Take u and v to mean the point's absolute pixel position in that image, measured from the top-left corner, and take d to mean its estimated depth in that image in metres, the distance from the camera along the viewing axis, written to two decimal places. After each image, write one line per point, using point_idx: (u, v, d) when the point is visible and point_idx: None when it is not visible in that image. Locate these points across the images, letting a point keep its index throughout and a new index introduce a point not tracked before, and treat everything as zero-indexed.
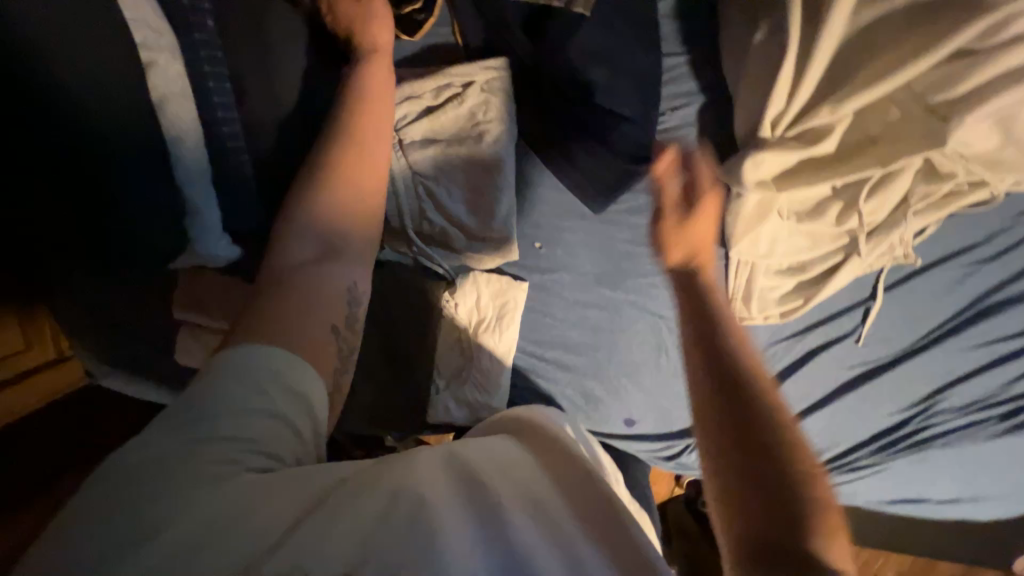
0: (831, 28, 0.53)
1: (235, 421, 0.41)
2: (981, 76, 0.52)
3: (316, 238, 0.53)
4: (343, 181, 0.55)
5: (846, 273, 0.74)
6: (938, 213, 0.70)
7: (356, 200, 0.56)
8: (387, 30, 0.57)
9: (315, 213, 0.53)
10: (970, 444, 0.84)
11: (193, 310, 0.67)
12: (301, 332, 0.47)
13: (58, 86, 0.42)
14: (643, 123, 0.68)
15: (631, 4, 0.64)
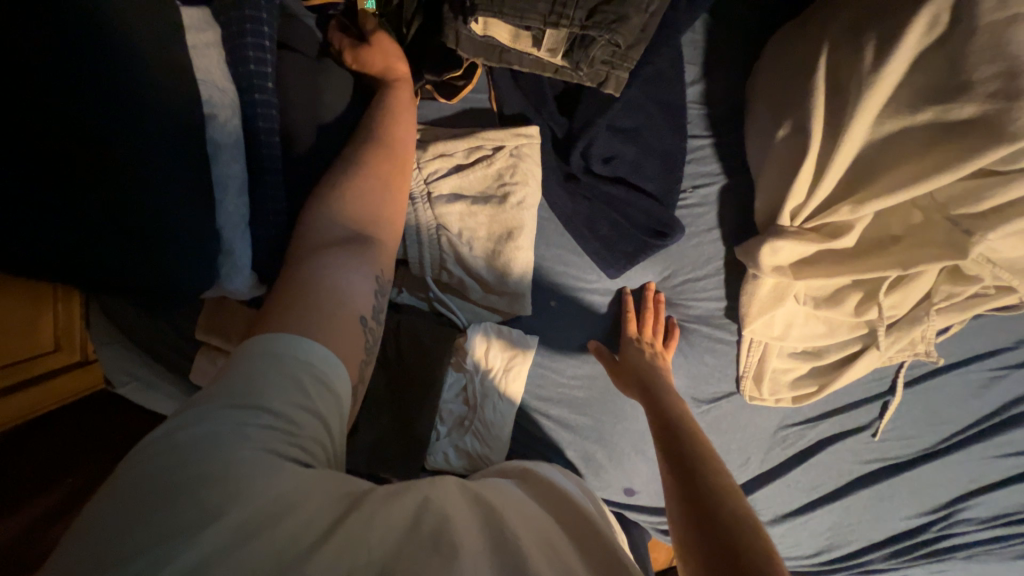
0: (854, 132, 0.52)
1: (274, 412, 0.39)
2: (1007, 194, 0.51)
3: (344, 225, 0.55)
4: (373, 173, 0.58)
5: (863, 365, 0.72)
6: (960, 313, 0.69)
7: (385, 191, 0.59)
8: (403, 62, 0.65)
9: (343, 204, 0.55)
10: (993, 559, 0.79)
11: (215, 334, 0.71)
12: (327, 317, 0.47)
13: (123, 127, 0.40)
14: (663, 198, 0.70)
15: (661, 87, 0.67)
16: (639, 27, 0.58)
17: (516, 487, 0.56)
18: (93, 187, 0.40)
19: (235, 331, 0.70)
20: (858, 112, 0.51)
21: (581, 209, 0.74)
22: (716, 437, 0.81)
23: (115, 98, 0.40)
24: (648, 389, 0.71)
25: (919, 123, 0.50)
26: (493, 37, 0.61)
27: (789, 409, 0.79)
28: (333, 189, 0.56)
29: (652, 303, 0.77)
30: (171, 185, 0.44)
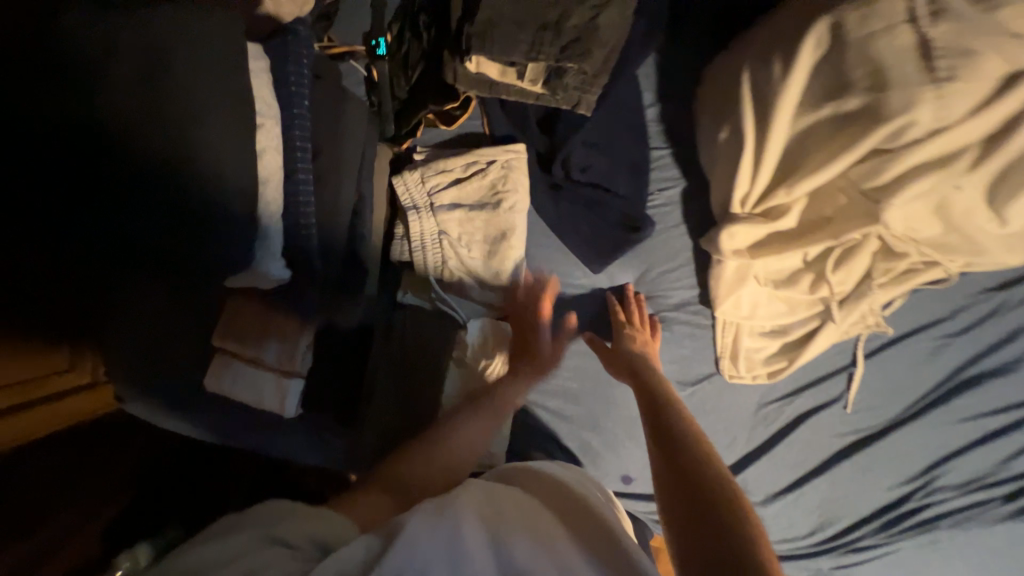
0: (776, 130, 0.66)
1: (268, 522, 0.47)
2: (901, 165, 0.60)
3: (414, 475, 0.63)
4: (450, 441, 0.69)
5: (823, 338, 0.81)
6: (897, 284, 0.79)
7: (443, 472, 0.66)
8: (546, 346, 0.83)
9: (419, 457, 0.66)
10: (977, 526, 0.83)
11: (232, 339, 0.71)
12: (371, 507, 0.56)
13: (173, 109, 0.44)
14: (634, 200, 0.83)
15: (624, 108, 0.81)
16: (602, 59, 0.73)
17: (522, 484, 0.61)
18: (146, 176, 0.44)
19: (262, 329, 0.72)
20: (777, 114, 0.65)
21: (564, 212, 0.85)
22: (702, 418, 0.87)
23: (152, 87, 0.43)
24: (637, 376, 0.78)
25: (827, 118, 0.62)
26: (485, 73, 0.76)
27: (765, 388, 0.86)
28: (419, 449, 0.68)
29: (635, 301, 0.86)
30: (214, 171, 0.48)
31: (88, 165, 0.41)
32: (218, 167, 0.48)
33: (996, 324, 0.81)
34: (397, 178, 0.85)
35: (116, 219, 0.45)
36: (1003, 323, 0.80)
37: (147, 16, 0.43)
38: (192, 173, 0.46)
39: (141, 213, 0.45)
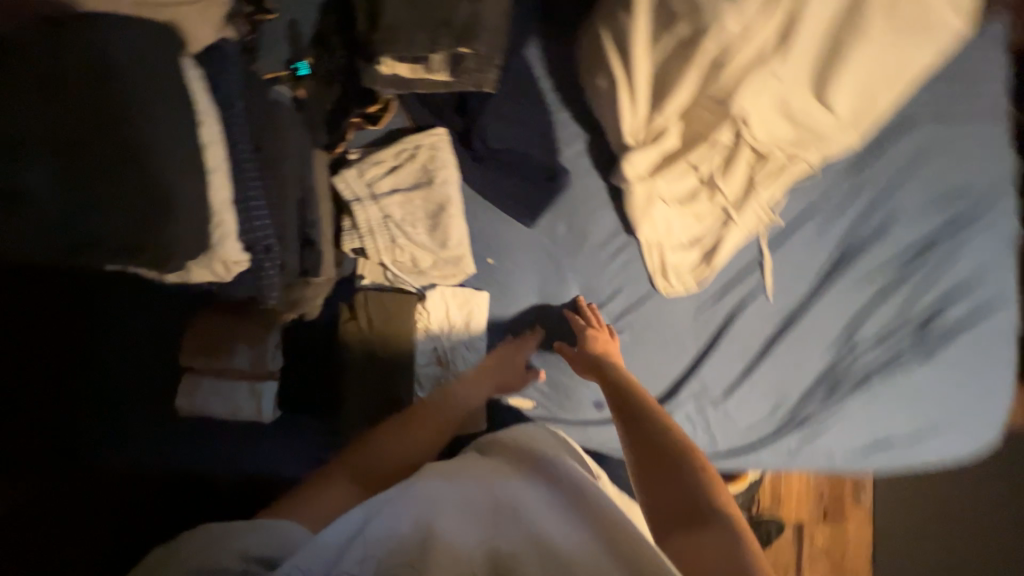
0: (637, 69, 0.82)
1: (218, 546, 0.57)
2: (732, 72, 0.77)
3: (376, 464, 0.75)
4: (405, 429, 0.82)
5: (730, 238, 0.94)
6: (776, 180, 0.94)
7: (403, 456, 0.78)
8: (517, 374, 0.96)
9: (381, 445, 0.79)
10: (901, 370, 0.95)
11: (197, 353, 0.86)
12: (329, 498, 0.68)
13: (126, 101, 0.56)
14: (547, 157, 0.96)
15: (522, 84, 0.95)
16: (491, 42, 0.88)
17: (493, 475, 0.69)
18: (111, 154, 0.56)
19: (217, 339, 0.86)
20: (634, 55, 0.81)
21: (491, 178, 0.96)
22: (651, 333, 0.97)
23: (112, 87, 0.56)
24: (602, 374, 0.88)
25: (670, 49, 0.79)
26: (399, 73, 0.89)
27: (699, 295, 0.97)
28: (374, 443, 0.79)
29: (590, 313, 0.96)
30: (164, 150, 0.59)
31: (76, 146, 0.56)
32: (168, 146, 0.59)
33: (862, 199, 0.96)
34: (336, 176, 0.93)
35: (90, 195, 0.57)
36: (868, 197, 0.96)
37: (105, 33, 0.56)
38: (145, 151, 0.58)
39: (110, 184, 0.57)
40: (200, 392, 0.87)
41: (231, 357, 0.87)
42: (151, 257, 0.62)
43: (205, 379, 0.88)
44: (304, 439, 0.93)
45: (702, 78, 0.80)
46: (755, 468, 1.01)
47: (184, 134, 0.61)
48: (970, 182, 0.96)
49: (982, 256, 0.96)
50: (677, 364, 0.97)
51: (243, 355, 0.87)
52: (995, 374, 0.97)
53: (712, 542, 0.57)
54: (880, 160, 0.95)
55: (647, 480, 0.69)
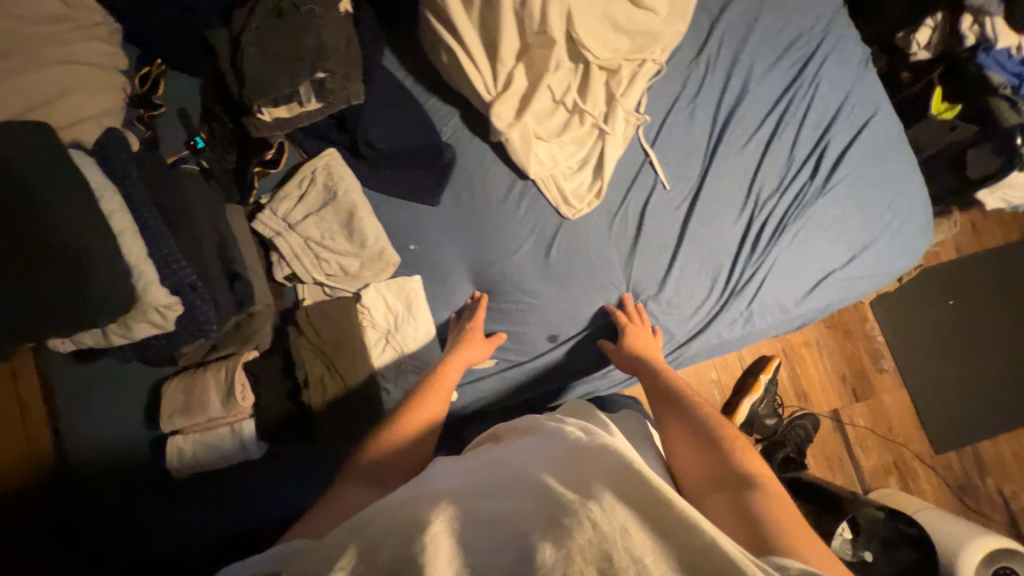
0: (465, 34, 0.93)
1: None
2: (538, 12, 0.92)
3: (378, 463, 0.73)
4: (400, 424, 0.80)
5: (612, 147, 1.02)
6: (631, 86, 1.03)
7: (408, 441, 0.77)
8: (476, 345, 0.96)
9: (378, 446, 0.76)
10: (809, 209, 1.00)
11: (174, 415, 0.94)
12: (341, 504, 0.65)
13: (31, 187, 0.67)
14: (430, 140, 1.06)
15: (388, 89, 1.07)
16: (343, 61, 0.99)
17: (511, 452, 0.61)
18: (28, 231, 0.67)
19: (186, 397, 0.94)
20: (457, 24, 0.92)
21: (387, 175, 1.05)
22: (576, 258, 1.02)
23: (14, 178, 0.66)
24: (643, 368, 0.91)
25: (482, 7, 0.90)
26: (279, 116, 1.02)
27: (606, 208, 1.03)
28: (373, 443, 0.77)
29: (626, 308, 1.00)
30: (71, 221, 0.69)
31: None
32: (74, 216, 0.70)
33: (714, 75, 1.06)
34: (255, 222, 1.03)
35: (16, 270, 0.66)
36: (717, 72, 1.06)
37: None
38: (57, 223, 0.68)
39: (33, 257, 0.67)
40: (183, 450, 0.94)
41: (206, 407, 0.93)
42: (82, 317, 0.71)
43: (186, 435, 0.94)
44: (295, 466, 0.98)
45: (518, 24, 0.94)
46: (719, 345, 1.04)
47: (86, 205, 0.71)
48: (799, 30, 1.06)
49: (843, 85, 1.04)
50: (610, 274, 1.02)
51: (216, 401, 0.93)
52: (899, 179, 1.01)
53: (742, 504, 0.59)
54: (713, 41, 1.07)
55: (695, 460, 0.70)
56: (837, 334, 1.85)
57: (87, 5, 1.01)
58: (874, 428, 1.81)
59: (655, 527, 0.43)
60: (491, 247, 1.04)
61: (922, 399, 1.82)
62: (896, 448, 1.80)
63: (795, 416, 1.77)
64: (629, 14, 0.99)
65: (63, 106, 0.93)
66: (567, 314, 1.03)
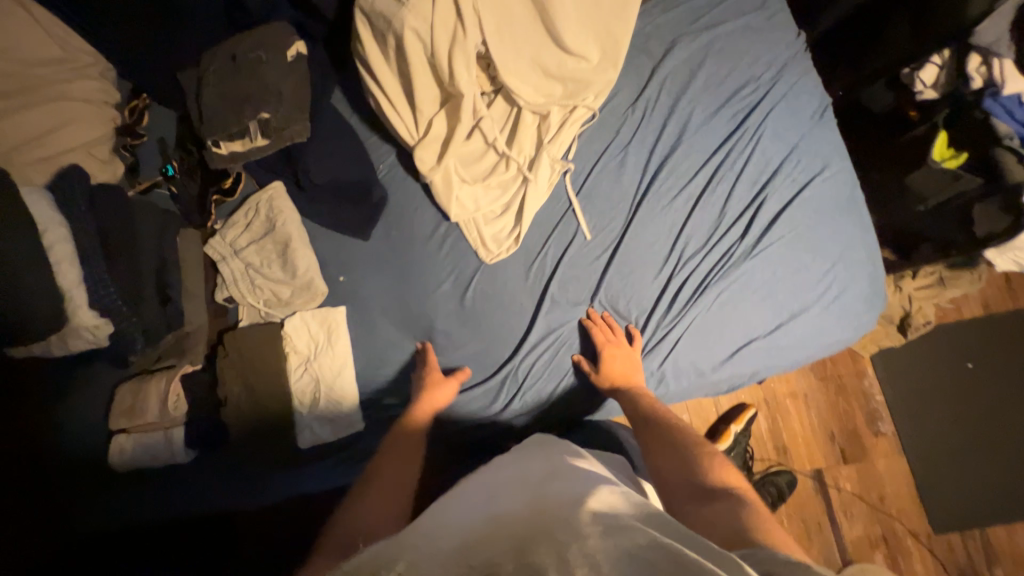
0: (386, 81, 0.95)
1: None
2: (449, 57, 0.92)
3: (344, 530, 0.72)
4: (373, 487, 0.80)
5: (532, 194, 1.01)
6: (559, 131, 1.01)
7: (377, 509, 0.77)
8: (446, 389, 0.98)
9: (350, 509, 0.77)
10: (735, 271, 0.94)
11: (119, 417, 0.99)
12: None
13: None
14: (366, 178, 1.12)
15: (333, 127, 1.13)
16: (289, 104, 1.06)
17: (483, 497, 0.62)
18: None
19: (128, 402, 1.00)
20: (378, 72, 0.94)
21: (323, 208, 1.11)
22: (489, 300, 1.03)
23: None
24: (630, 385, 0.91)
25: (396, 56, 0.93)
26: (234, 149, 1.08)
27: (524, 254, 1.03)
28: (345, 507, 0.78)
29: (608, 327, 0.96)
30: (15, 253, 0.82)
31: None
32: (17, 249, 0.83)
33: (650, 122, 1.02)
34: (207, 245, 1.11)
35: None
36: (654, 119, 1.02)
37: None
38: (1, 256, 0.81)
39: None
40: (121, 453, 0.98)
41: (145, 413, 0.98)
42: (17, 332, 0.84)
43: (124, 439, 0.99)
44: (212, 474, 1.03)
45: (433, 70, 0.95)
46: None
47: (27, 239, 0.84)
48: (746, 78, 1.01)
49: (785, 139, 0.98)
50: (519, 320, 1.02)
51: (154, 409, 0.98)
52: (842, 246, 0.95)
53: (730, 514, 0.62)
54: (653, 86, 1.02)
55: (680, 482, 0.72)
56: (829, 389, 1.66)
57: (84, 48, 1.14)
58: (864, 495, 1.60)
59: (627, 543, 0.44)
60: (410, 283, 1.08)
61: (922, 470, 1.61)
62: (887, 522, 1.58)
63: (768, 472, 1.59)
64: (559, 59, 0.97)
65: (52, 138, 1.04)
66: (473, 356, 1.03)
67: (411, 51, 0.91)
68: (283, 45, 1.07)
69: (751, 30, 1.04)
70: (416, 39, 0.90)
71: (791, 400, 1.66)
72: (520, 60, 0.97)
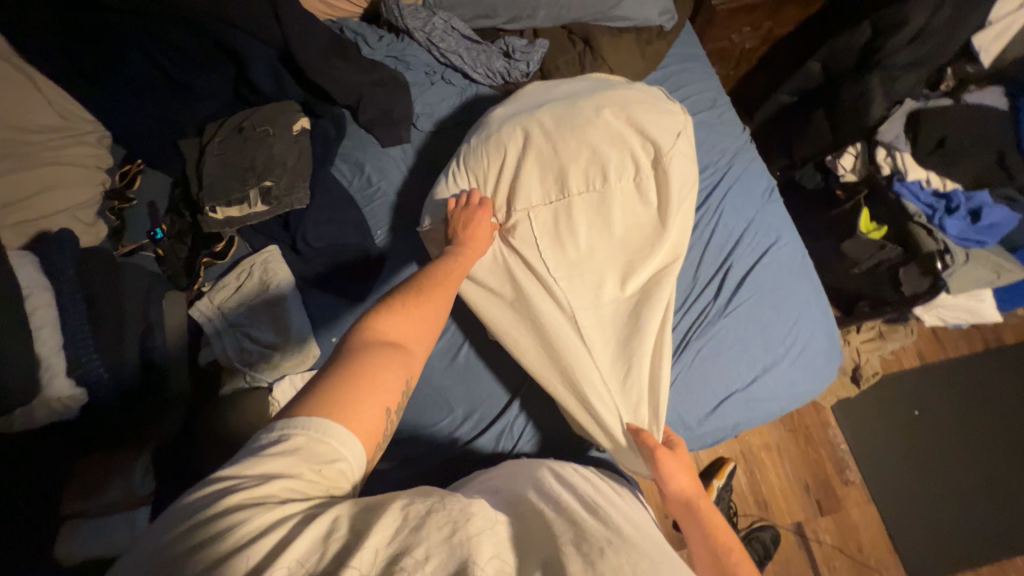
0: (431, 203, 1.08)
1: (300, 449, 0.55)
2: (491, 188, 1.07)
3: (409, 332, 0.72)
4: (428, 292, 0.79)
5: (595, 346, 0.96)
6: (628, 281, 1.00)
7: (428, 310, 0.76)
8: (485, 225, 1.00)
9: (404, 315, 0.73)
10: (712, 327, 1.03)
11: (86, 497, 0.89)
12: (380, 364, 0.65)
13: None
14: (364, 242, 1.16)
15: (334, 194, 1.18)
16: (292, 176, 1.11)
17: (564, 492, 0.73)
18: None
19: (99, 475, 0.90)
20: (431, 202, 1.08)
21: (320, 271, 1.15)
22: (484, 359, 1.09)
23: None
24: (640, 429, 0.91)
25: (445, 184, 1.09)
26: (230, 215, 1.10)
27: (606, 422, 0.93)
28: (399, 308, 0.74)
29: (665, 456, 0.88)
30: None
31: None
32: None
33: None
34: (193, 308, 1.09)
35: None
36: None
37: None
38: None
39: None
40: (87, 537, 0.88)
41: (106, 491, 0.89)
42: None
43: (93, 521, 0.89)
44: None
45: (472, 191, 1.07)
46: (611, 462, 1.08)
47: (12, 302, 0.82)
48: (705, 163, 1.18)
49: (744, 214, 1.13)
50: (516, 377, 1.08)
51: (118, 487, 0.90)
52: (801, 307, 1.07)
53: None
54: None
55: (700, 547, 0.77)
56: (799, 439, 1.74)
57: (84, 116, 1.17)
58: (843, 548, 1.64)
59: None
60: None
61: (894, 519, 1.67)
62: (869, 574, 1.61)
63: (752, 527, 1.61)
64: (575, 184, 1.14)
65: (36, 202, 1.04)
66: (468, 407, 1.07)
67: (458, 185, 1.08)
68: (288, 119, 1.15)
69: (707, 124, 1.23)
70: (463, 176, 1.08)
71: (766, 450, 1.72)
72: (528, 158, 1.04)
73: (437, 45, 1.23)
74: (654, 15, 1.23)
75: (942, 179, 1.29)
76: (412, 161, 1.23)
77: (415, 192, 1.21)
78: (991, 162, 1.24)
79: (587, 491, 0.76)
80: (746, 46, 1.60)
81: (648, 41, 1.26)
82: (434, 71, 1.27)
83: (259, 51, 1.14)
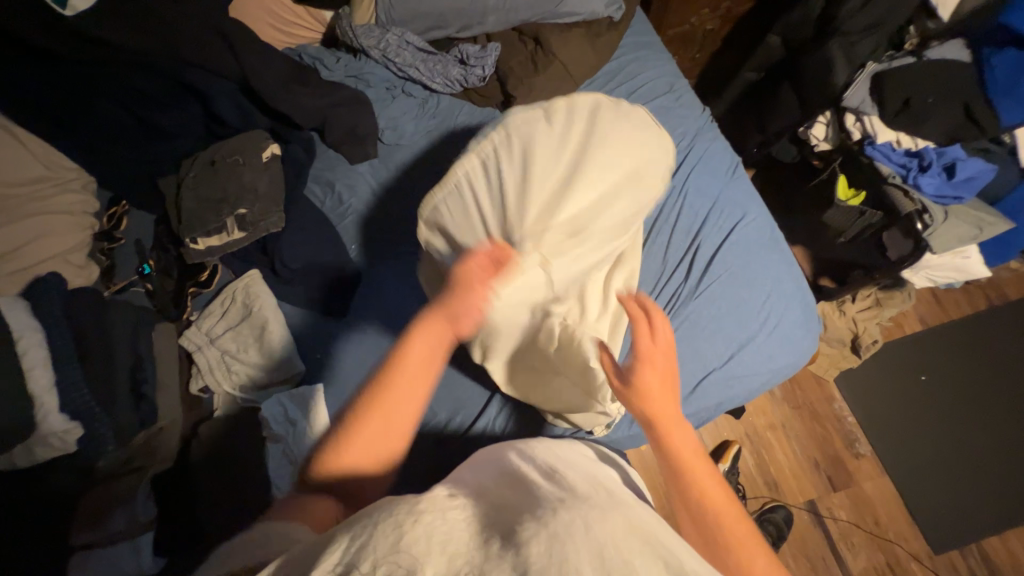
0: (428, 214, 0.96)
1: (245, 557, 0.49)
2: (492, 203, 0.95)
3: (365, 452, 0.65)
4: (386, 404, 0.64)
5: None
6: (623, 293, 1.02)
7: (385, 426, 0.65)
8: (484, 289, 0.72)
9: (357, 440, 0.65)
10: (685, 308, 1.04)
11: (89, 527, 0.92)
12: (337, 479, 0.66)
13: None
14: (339, 258, 1.19)
15: (308, 215, 1.21)
16: (265, 201, 1.15)
17: (527, 463, 0.65)
18: None
19: (102, 506, 0.94)
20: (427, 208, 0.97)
21: (299, 290, 1.18)
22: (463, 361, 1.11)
23: None
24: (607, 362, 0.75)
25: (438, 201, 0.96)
26: (210, 244, 1.14)
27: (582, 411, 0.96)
28: (348, 435, 0.65)
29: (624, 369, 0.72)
30: None
31: None
32: None
33: None
34: (183, 337, 1.15)
35: None
36: None
37: None
38: None
39: None
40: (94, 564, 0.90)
41: (110, 521, 0.93)
42: None
43: (99, 550, 0.91)
44: None
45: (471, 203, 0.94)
46: (608, 442, 1.08)
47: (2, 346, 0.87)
48: None
49: (708, 192, 1.14)
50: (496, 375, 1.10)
51: (121, 514, 0.94)
52: (772, 280, 1.07)
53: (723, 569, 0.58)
54: None
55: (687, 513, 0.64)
56: (803, 415, 1.71)
57: (67, 164, 1.22)
58: (859, 522, 1.60)
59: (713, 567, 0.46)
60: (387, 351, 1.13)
61: (909, 488, 1.64)
62: (888, 546, 1.58)
63: (764, 509, 1.59)
64: None
65: (28, 250, 1.08)
66: (451, 409, 1.08)
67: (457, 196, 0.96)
68: (257, 147, 1.19)
69: (665, 108, 1.24)
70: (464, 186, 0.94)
71: (770, 430, 1.69)
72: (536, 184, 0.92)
73: (392, 60, 1.27)
74: (601, 7, 1.25)
75: (911, 136, 1.29)
76: (379, 175, 1.27)
77: (385, 205, 1.24)
78: (962, 116, 1.23)
79: (554, 454, 0.68)
80: (707, 27, 1.60)
81: (599, 33, 1.27)
82: (394, 86, 1.31)
83: (222, 86, 1.19)
